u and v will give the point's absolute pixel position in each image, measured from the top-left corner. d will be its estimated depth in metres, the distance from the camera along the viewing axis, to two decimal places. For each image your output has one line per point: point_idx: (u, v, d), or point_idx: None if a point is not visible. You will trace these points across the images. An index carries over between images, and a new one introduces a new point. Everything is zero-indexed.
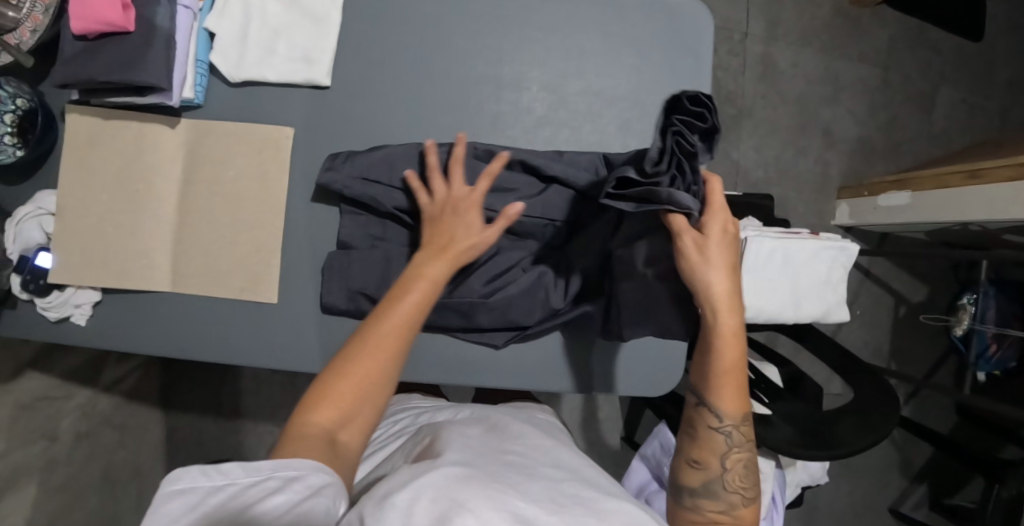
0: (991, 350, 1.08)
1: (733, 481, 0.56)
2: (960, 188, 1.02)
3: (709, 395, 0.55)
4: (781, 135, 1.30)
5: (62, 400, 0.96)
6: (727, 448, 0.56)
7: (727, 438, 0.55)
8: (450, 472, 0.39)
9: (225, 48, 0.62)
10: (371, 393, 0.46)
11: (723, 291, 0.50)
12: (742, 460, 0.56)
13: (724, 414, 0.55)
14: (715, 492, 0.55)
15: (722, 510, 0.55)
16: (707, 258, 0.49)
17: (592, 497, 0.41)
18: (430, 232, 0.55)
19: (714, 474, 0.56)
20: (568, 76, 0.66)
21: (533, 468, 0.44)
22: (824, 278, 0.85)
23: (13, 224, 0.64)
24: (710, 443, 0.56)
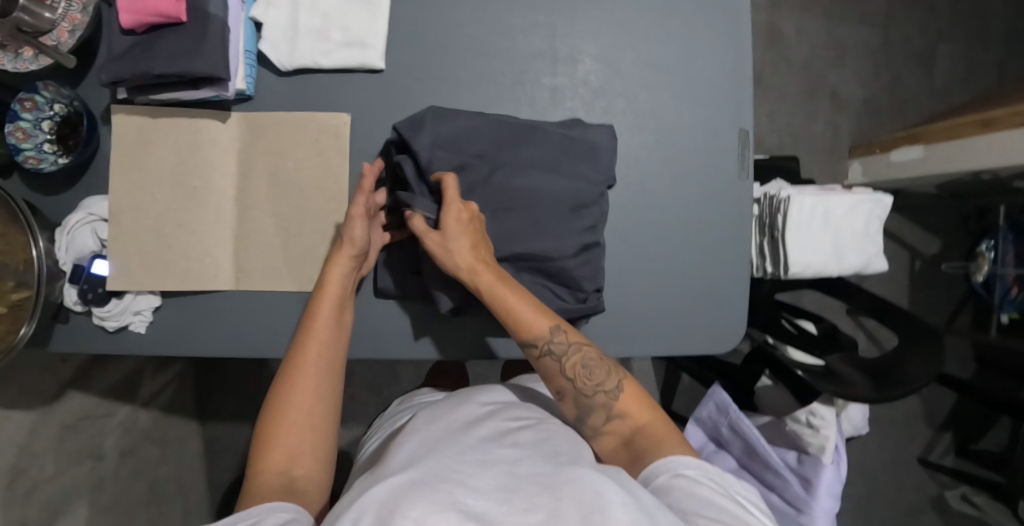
0: (1013, 291, 1.15)
1: (588, 384, 0.53)
2: (972, 137, 1.04)
3: (513, 335, 0.55)
4: (790, 100, 1.34)
5: (104, 417, 0.96)
6: (559, 365, 0.54)
7: (553, 356, 0.54)
8: (391, 483, 0.40)
9: (275, 37, 0.62)
10: (312, 421, 0.53)
11: (466, 258, 0.54)
12: (578, 362, 0.54)
13: (533, 337, 0.54)
14: (589, 405, 0.53)
15: (608, 418, 0.52)
16: (446, 240, 0.54)
17: (551, 472, 0.42)
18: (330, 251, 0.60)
19: (574, 394, 0.54)
20: (619, 43, 0.66)
21: (490, 450, 0.44)
22: (863, 231, 0.87)
23: (65, 232, 0.63)
24: (549, 370, 0.54)
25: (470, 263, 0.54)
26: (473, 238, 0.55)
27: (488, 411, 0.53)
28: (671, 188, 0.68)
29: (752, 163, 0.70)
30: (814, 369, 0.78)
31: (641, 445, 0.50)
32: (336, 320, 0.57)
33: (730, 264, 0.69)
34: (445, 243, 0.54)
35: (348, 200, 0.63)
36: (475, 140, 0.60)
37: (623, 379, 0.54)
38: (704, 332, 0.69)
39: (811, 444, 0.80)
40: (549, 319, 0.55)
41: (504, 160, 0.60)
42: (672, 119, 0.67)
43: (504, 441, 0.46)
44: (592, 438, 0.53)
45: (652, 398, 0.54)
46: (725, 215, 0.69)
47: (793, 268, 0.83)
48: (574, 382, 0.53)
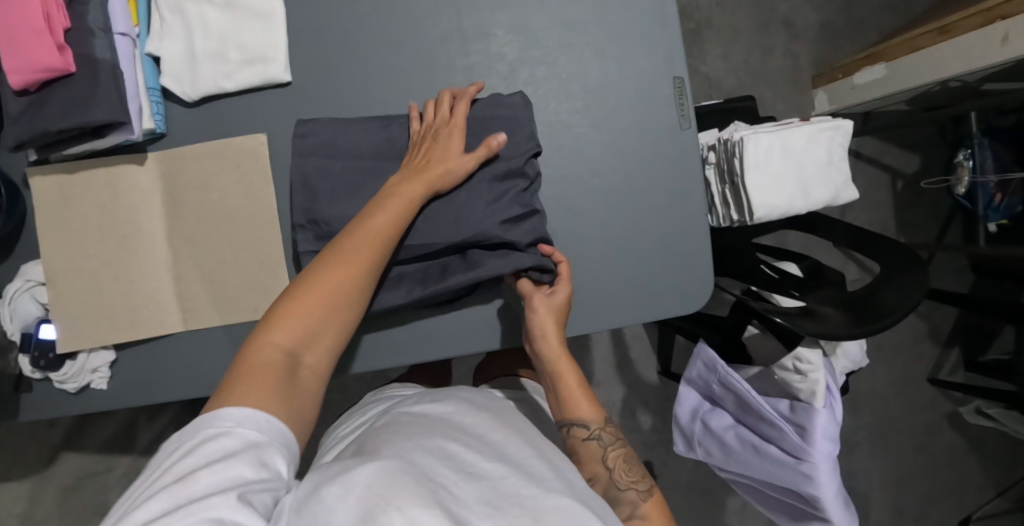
0: (997, 198, 1.11)
1: (624, 478, 0.54)
2: (933, 46, 1.01)
3: (566, 411, 0.57)
4: (745, 38, 1.30)
5: (104, 473, 0.95)
6: (603, 453, 0.55)
7: (600, 442, 0.55)
8: (381, 464, 0.37)
9: (174, 68, 0.60)
10: (338, 314, 0.48)
11: (553, 331, 0.57)
12: (620, 456, 0.55)
13: (585, 418, 0.56)
14: (617, 498, 0.53)
15: (629, 516, 0.52)
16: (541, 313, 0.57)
17: (532, 494, 0.39)
18: (413, 154, 0.57)
19: (607, 483, 0.54)
20: (531, 12, 0.64)
21: (474, 461, 0.42)
22: (826, 161, 0.84)
23: (5, 304, 0.62)
24: (589, 454, 0.55)
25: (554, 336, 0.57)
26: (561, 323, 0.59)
27: (472, 418, 0.50)
28: (610, 150, 0.65)
29: (694, 110, 0.66)
30: (793, 312, 0.77)
31: None
32: (397, 225, 0.52)
33: (684, 217, 0.66)
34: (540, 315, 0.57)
35: (282, 219, 0.62)
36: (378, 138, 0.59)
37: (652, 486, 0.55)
38: (671, 292, 0.67)
39: (801, 390, 0.78)
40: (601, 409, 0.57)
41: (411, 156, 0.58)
42: (600, 81, 0.65)
43: (489, 453, 0.44)
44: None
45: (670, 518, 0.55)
46: (669, 168, 0.66)
47: (759, 211, 0.80)
48: (612, 471, 0.54)
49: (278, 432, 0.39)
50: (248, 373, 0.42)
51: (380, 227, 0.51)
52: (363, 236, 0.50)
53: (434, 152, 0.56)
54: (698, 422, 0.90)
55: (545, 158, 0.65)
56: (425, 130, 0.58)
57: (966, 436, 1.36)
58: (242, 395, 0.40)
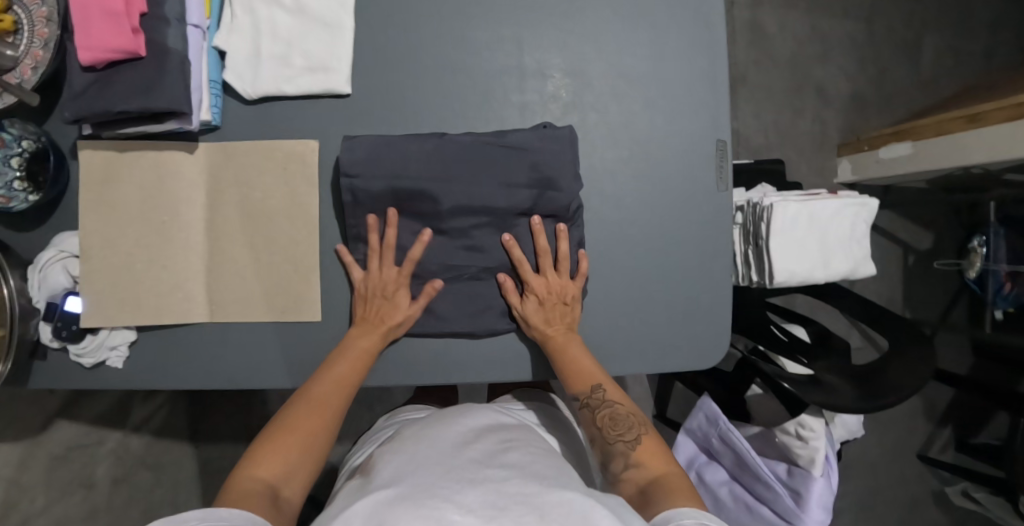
0: (1006, 287, 1.12)
1: (612, 433, 0.56)
2: (961, 132, 1.03)
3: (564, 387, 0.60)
4: (777, 98, 1.33)
5: (93, 446, 0.97)
6: (593, 415, 0.58)
7: (589, 406, 0.58)
8: (376, 498, 0.39)
9: (238, 65, 0.61)
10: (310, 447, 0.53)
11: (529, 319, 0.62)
12: (607, 414, 0.57)
13: (573, 390, 0.59)
14: (613, 453, 0.55)
15: (625, 466, 0.53)
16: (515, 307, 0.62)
17: (537, 491, 0.40)
18: (364, 309, 0.61)
19: (602, 443, 0.56)
20: (589, 58, 0.66)
21: (475, 470, 0.42)
22: (849, 234, 0.85)
23: (37, 271, 0.62)
24: (587, 418, 0.59)
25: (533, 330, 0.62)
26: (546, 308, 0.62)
27: (474, 433, 0.50)
28: (646, 201, 0.67)
29: (731, 172, 0.68)
30: (800, 378, 0.78)
31: (653, 493, 0.49)
32: (357, 375, 0.59)
33: (710, 276, 0.68)
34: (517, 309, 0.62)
35: (323, 225, 0.63)
36: (426, 157, 0.60)
37: (646, 433, 0.55)
38: (688, 347, 0.68)
39: (801, 456, 0.78)
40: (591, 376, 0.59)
41: (454, 186, 0.60)
42: (647, 131, 0.67)
43: (493, 461, 0.44)
44: (615, 485, 0.53)
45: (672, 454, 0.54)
46: (703, 226, 0.67)
47: (779, 276, 0.82)
48: (601, 430, 0.56)
49: (245, 518, 0.42)
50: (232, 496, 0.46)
51: (344, 377, 0.58)
52: (329, 387, 0.57)
53: (383, 315, 0.60)
54: (692, 472, 0.91)
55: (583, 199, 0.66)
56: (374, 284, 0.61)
57: (949, 515, 1.36)
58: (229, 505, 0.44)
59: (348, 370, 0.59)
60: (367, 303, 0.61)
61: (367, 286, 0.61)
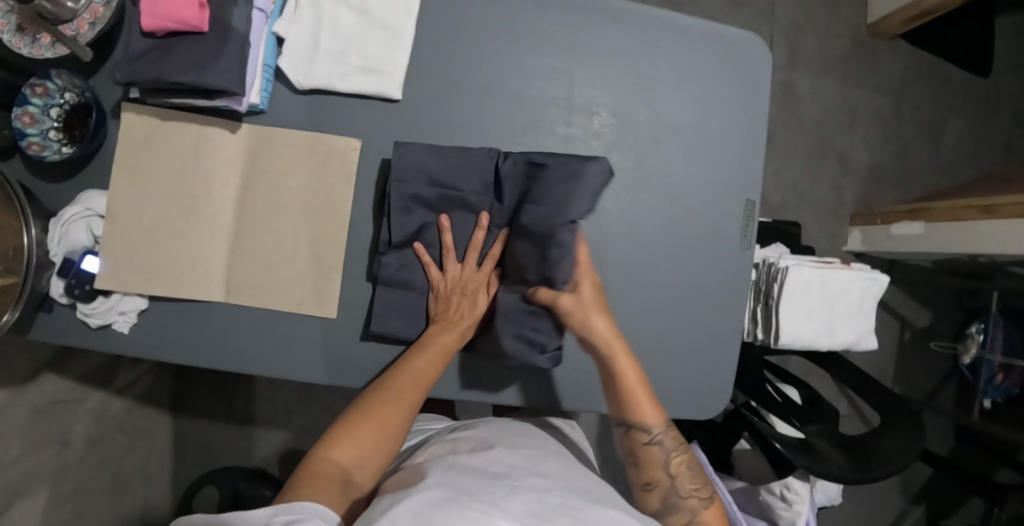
0: (998, 377, 1.13)
1: (685, 486, 0.56)
2: (975, 221, 1.05)
3: (625, 414, 0.58)
4: (799, 160, 1.35)
5: (76, 403, 0.94)
6: (666, 458, 0.56)
7: (663, 446, 0.57)
8: (426, 497, 0.39)
9: (294, 54, 0.61)
10: (388, 437, 0.54)
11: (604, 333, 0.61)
12: (682, 462, 0.57)
13: (647, 423, 0.57)
14: (678, 505, 0.54)
15: (689, 522, 0.54)
16: (585, 304, 0.60)
17: (577, 505, 0.42)
18: (439, 307, 0.62)
19: (667, 487, 0.55)
20: (635, 102, 0.67)
21: (517, 478, 0.44)
22: (856, 306, 0.86)
23: (59, 225, 0.61)
24: (653, 460, 0.55)
25: (607, 328, 0.61)
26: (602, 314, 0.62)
27: (511, 444, 0.52)
28: (670, 248, 0.68)
29: (755, 233, 0.71)
30: (792, 441, 0.76)
31: None
32: (436, 372, 0.59)
33: (719, 329, 0.69)
34: (591, 305, 0.61)
35: (352, 225, 0.63)
36: (470, 178, 0.61)
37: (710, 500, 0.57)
38: (690, 396, 0.68)
39: (782, 518, 0.81)
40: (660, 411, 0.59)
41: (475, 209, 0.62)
42: (680, 181, 0.68)
43: (532, 471, 0.46)
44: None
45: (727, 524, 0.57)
46: (722, 279, 0.69)
47: (784, 337, 0.83)
48: (673, 475, 0.56)
49: (314, 512, 0.43)
50: (312, 482, 0.48)
51: (424, 373, 0.58)
52: (410, 382, 0.57)
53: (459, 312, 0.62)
54: None
55: (610, 237, 0.67)
56: (455, 278, 0.62)
57: None
58: (310, 494, 0.46)
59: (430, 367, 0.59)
60: (444, 300, 0.62)
61: (445, 284, 0.62)
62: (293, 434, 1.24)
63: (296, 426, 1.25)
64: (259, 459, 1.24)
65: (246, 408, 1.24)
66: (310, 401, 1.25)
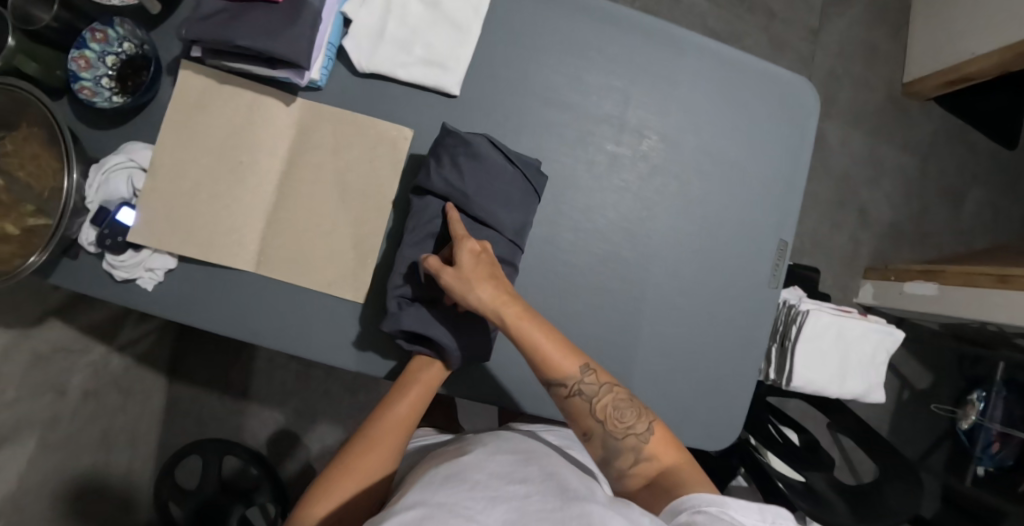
0: (994, 446, 1.14)
1: (618, 427, 0.54)
2: (988, 289, 1.05)
3: (540, 375, 0.55)
4: (821, 208, 1.36)
5: (77, 353, 0.93)
6: (591, 406, 0.54)
7: (583, 396, 0.54)
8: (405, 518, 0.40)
9: (359, 37, 0.62)
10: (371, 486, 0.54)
11: (489, 304, 0.53)
12: (609, 403, 0.54)
13: (562, 378, 0.54)
14: (618, 447, 0.54)
15: (636, 460, 0.53)
16: (465, 275, 0.53)
17: (556, 508, 0.42)
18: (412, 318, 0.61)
19: (603, 436, 0.54)
20: (685, 129, 0.68)
21: (498, 486, 0.44)
22: (870, 358, 0.86)
23: (101, 172, 0.61)
24: (578, 411, 0.55)
25: (494, 299, 0.53)
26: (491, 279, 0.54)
27: (494, 446, 0.52)
28: (701, 277, 0.68)
29: (784, 273, 0.71)
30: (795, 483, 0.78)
31: (667, 484, 0.52)
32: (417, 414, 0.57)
33: (738, 363, 0.69)
34: (467, 276, 0.53)
35: (390, 211, 0.63)
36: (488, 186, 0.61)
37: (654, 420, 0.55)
38: (702, 427, 0.68)
39: None
40: (578, 357, 0.55)
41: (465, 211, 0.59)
42: (720, 213, 0.69)
43: (512, 475, 0.46)
44: (620, 479, 0.54)
45: (678, 438, 0.55)
46: (748, 314, 0.69)
47: (796, 380, 0.83)
48: (603, 424, 0.54)
49: None
50: None
51: (404, 416, 0.57)
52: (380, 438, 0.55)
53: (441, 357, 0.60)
54: None
55: (644, 259, 0.67)
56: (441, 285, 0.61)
57: None
58: None
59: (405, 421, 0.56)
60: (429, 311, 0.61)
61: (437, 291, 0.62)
62: (285, 414, 1.23)
63: (289, 406, 1.24)
64: (246, 435, 1.23)
65: (241, 382, 1.23)
66: (307, 382, 1.25)
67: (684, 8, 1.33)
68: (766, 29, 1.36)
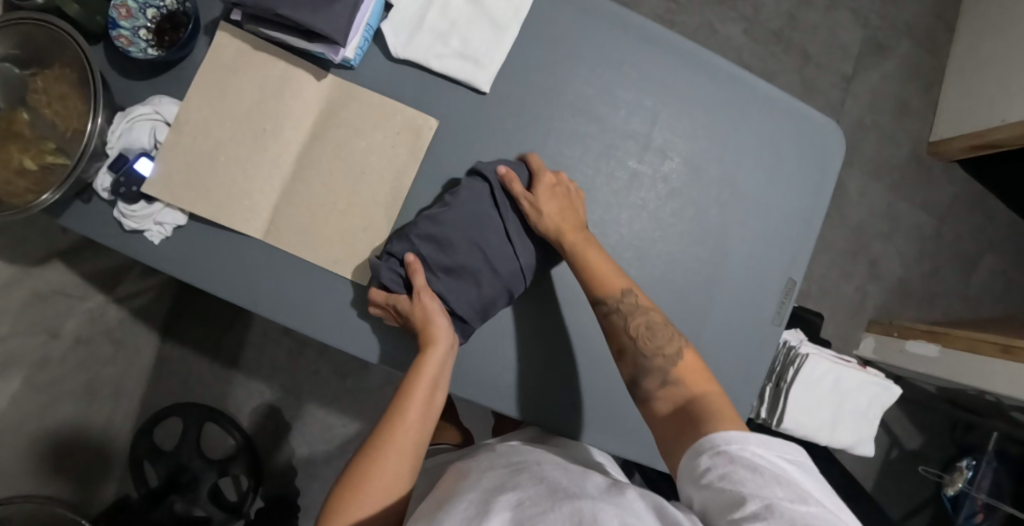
0: (977, 516, 1.13)
1: (650, 345, 0.57)
2: (991, 357, 1.04)
3: (588, 290, 0.59)
4: (832, 255, 1.35)
5: (76, 299, 0.94)
6: (625, 323, 0.58)
7: (621, 313, 0.58)
8: None
9: (399, 23, 0.62)
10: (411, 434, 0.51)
11: (555, 223, 0.59)
12: (642, 323, 0.58)
13: (605, 294, 0.58)
14: (647, 366, 0.57)
15: (663, 382, 0.56)
16: (540, 203, 0.60)
17: (544, 506, 0.42)
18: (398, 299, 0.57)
19: (635, 353, 0.58)
20: (710, 157, 0.68)
21: (494, 496, 0.45)
22: (863, 411, 0.85)
23: (125, 120, 0.61)
24: (614, 327, 0.59)
25: (566, 222, 0.59)
26: (562, 206, 0.61)
27: (492, 463, 0.53)
28: (708, 305, 0.67)
29: (789, 313, 0.70)
30: None
31: (696, 409, 0.52)
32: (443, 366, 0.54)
33: (732, 397, 0.68)
34: (552, 205, 0.60)
35: (405, 199, 0.63)
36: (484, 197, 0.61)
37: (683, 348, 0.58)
38: None
39: None
40: (623, 281, 0.59)
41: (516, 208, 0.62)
42: (733, 244, 0.68)
43: (508, 485, 0.47)
44: (646, 402, 0.57)
45: (709, 372, 0.57)
46: (747, 349, 0.69)
47: (785, 423, 0.83)
48: (636, 340, 0.58)
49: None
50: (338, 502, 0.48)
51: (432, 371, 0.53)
52: (419, 381, 0.52)
53: (399, 304, 0.57)
54: None
55: (651, 280, 0.66)
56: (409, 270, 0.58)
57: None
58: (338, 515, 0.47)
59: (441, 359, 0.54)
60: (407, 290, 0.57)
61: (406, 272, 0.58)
62: (271, 388, 1.23)
63: (277, 381, 1.24)
64: (229, 404, 1.22)
65: (233, 350, 1.23)
66: (298, 360, 1.24)
67: (720, 40, 1.34)
68: (799, 71, 1.36)
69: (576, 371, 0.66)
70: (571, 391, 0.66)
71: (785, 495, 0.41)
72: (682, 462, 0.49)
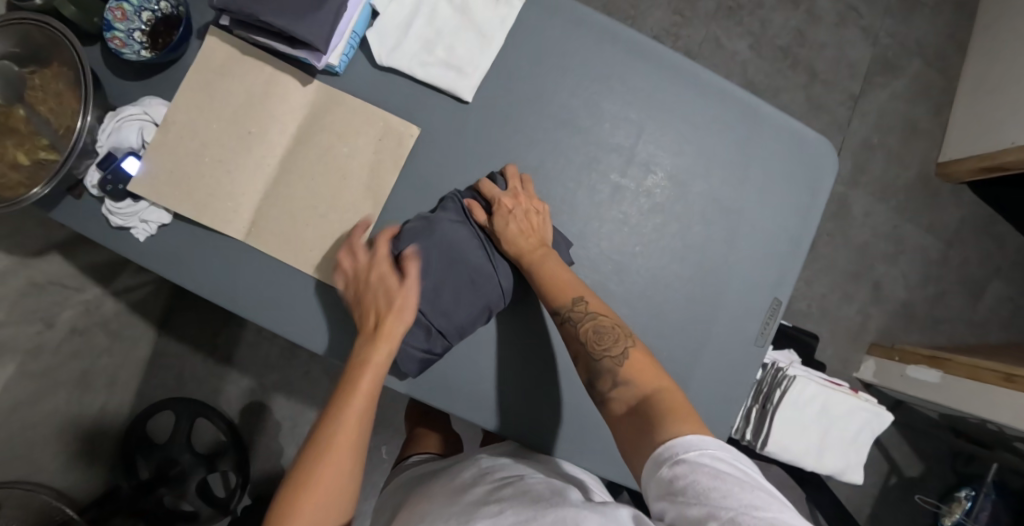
0: None
1: (599, 347, 0.56)
2: (992, 386, 1.01)
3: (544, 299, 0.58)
4: (834, 276, 1.33)
5: (72, 290, 0.95)
6: (576, 330, 0.57)
7: (572, 319, 0.57)
8: None
9: (385, 31, 0.63)
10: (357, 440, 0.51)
11: (507, 236, 0.59)
12: (590, 328, 0.56)
13: (555, 303, 0.57)
14: (599, 369, 0.55)
15: (615, 383, 0.54)
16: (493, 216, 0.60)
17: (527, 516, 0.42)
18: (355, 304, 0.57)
19: (588, 359, 0.56)
20: (695, 172, 0.67)
21: (474, 513, 0.46)
22: (853, 436, 0.83)
23: (115, 120, 0.62)
24: (569, 334, 0.57)
25: (521, 236, 0.60)
26: (522, 220, 0.60)
27: (477, 476, 0.53)
28: (688, 323, 0.66)
29: (773, 332, 0.69)
30: None
31: (647, 408, 0.50)
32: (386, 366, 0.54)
33: (710, 416, 0.67)
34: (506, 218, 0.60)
35: (385, 206, 0.63)
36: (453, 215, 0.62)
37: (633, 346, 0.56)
38: None
39: None
40: (573, 290, 0.58)
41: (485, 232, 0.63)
42: (717, 261, 0.67)
43: (489, 500, 0.47)
44: (604, 403, 0.55)
45: (661, 367, 0.54)
46: (727, 369, 0.68)
47: (770, 446, 0.81)
48: (587, 345, 0.56)
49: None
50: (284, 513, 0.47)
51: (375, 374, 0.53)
52: (361, 385, 0.52)
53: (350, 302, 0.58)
54: None
55: (631, 294, 0.66)
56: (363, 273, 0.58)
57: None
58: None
59: (386, 361, 0.54)
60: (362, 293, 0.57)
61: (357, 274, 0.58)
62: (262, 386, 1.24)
63: (269, 380, 1.25)
64: (221, 401, 1.23)
65: (227, 347, 1.25)
66: (290, 360, 1.25)
67: (725, 55, 1.33)
68: (805, 89, 1.35)
69: (551, 384, 0.65)
70: (546, 404, 0.65)
71: (751, 500, 0.40)
72: (646, 475, 0.46)
